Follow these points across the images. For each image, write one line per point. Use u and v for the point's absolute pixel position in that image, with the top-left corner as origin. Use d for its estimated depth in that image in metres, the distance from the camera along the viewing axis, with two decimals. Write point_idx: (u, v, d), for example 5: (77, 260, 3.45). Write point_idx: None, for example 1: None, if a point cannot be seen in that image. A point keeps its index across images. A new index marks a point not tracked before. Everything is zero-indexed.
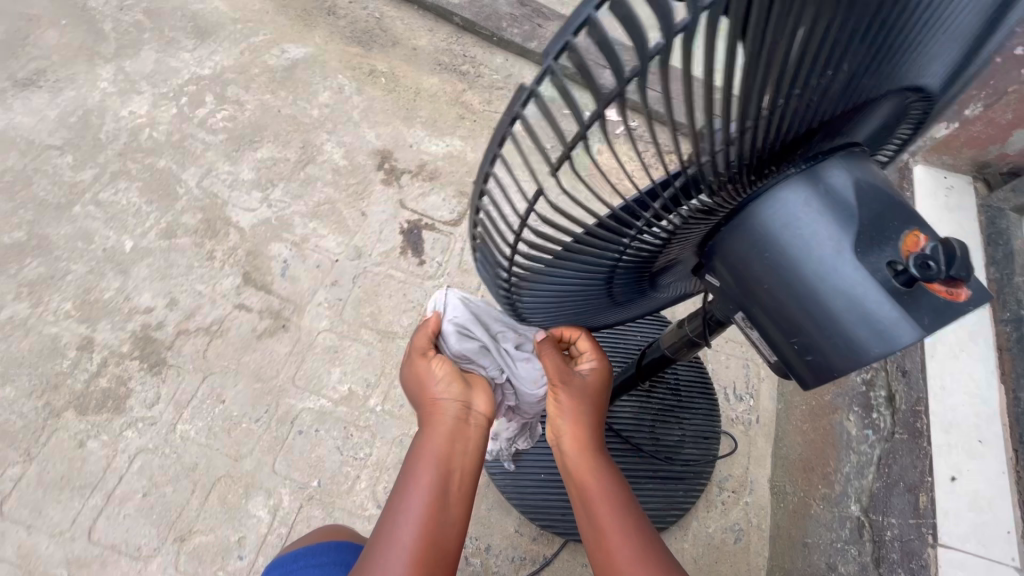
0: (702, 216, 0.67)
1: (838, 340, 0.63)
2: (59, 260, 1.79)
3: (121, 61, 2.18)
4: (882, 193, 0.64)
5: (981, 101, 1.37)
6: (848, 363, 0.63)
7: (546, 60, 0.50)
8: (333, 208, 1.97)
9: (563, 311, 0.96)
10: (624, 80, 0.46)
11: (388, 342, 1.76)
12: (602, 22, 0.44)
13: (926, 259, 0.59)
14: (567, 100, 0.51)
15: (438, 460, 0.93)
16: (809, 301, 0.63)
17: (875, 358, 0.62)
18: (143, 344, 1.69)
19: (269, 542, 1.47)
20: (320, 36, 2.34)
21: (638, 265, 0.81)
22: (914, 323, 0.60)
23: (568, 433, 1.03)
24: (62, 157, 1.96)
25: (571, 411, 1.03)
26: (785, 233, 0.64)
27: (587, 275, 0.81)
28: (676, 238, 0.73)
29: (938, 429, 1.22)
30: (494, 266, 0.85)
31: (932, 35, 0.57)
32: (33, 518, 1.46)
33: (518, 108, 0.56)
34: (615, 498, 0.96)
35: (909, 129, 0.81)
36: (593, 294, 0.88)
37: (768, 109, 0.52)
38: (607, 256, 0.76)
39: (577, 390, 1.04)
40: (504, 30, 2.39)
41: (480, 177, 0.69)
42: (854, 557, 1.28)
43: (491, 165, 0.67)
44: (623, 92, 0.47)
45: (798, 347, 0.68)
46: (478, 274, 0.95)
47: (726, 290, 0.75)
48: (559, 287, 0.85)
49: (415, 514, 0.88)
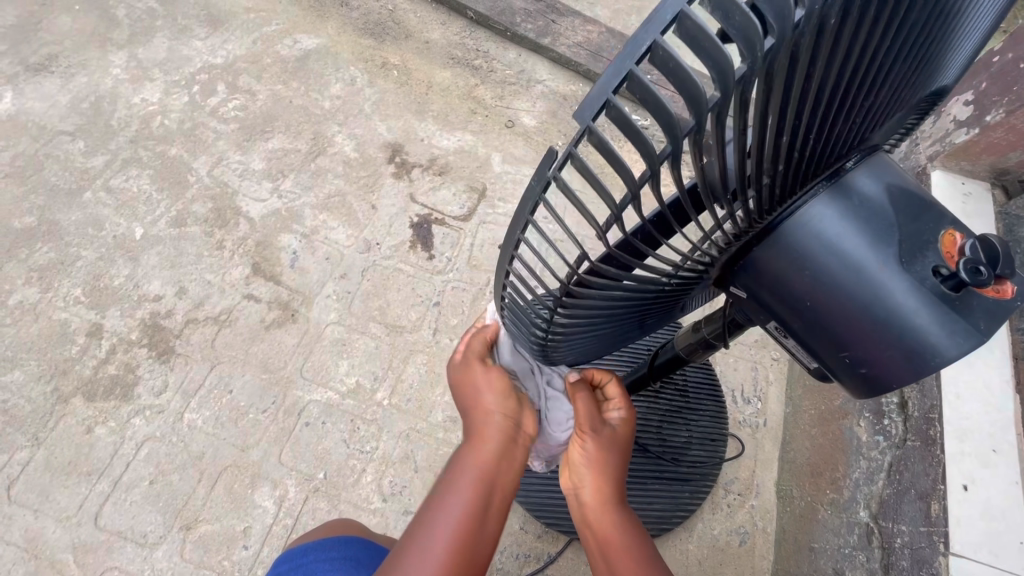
0: (736, 240, 0.64)
1: (896, 351, 0.62)
2: (69, 246, 1.79)
3: (133, 48, 2.17)
4: (913, 197, 0.63)
5: (1003, 107, 1.38)
6: (909, 372, 0.63)
7: (584, 122, 0.47)
8: (343, 200, 1.96)
9: (591, 346, 0.92)
10: (681, 137, 0.44)
11: (396, 336, 1.75)
12: (648, 78, 0.43)
13: (974, 264, 0.59)
14: (612, 162, 0.47)
15: (481, 476, 0.92)
16: (860, 317, 0.62)
17: (929, 371, 0.62)
18: (151, 332, 1.68)
19: (275, 532, 1.47)
20: (333, 27, 2.33)
21: (674, 293, 0.78)
22: (968, 326, 0.60)
23: (591, 483, 1.01)
24: (74, 143, 1.96)
25: (594, 460, 1.01)
26: (825, 251, 0.62)
27: (621, 312, 0.77)
28: (713, 264, 0.70)
29: (952, 437, 1.19)
30: (524, 310, 0.81)
31: (951, 36, 0.56)
32: (40, 503, 1.46)
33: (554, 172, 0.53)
34: (636, 555, 0.96)
35: (915, 123, 0.80)
36: (623, 322, 0.84)
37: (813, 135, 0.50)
38: (646, 291, 0.73)
39: (605, 441, 1.03)
40: (518, 25, 2.38)
41: (511, 241, 0.65)
42: (862, 563, 1.27)
43: (523, 230, 0.63)
44: (676, 152, 0.45)
45: (850, 360, 0.66)
46: (504, 323, 0.92)
47: (760, 306, 0.73)
48: (591, 326, 0.81)
49: (447, 526, 0.88)
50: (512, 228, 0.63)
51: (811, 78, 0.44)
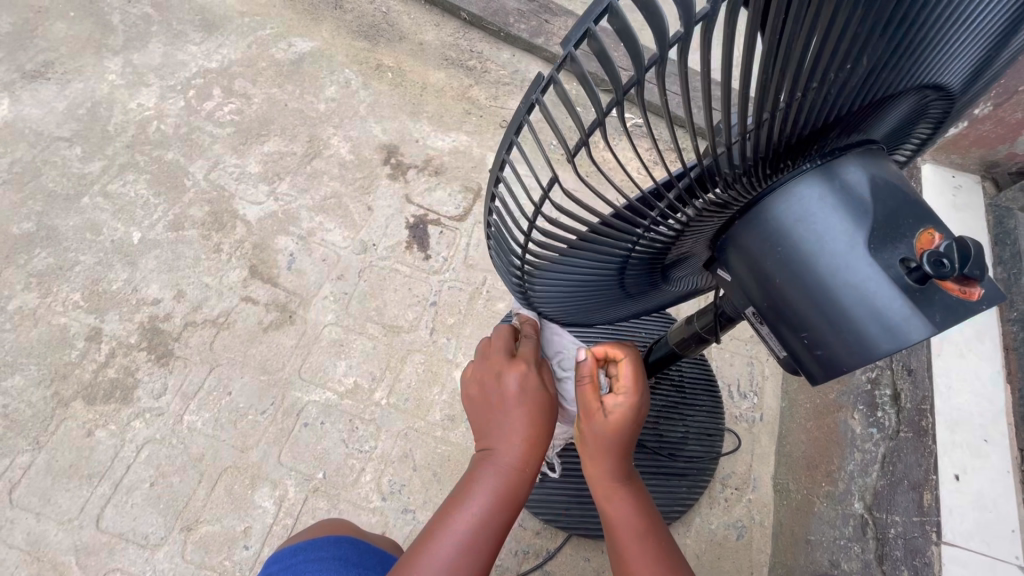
0: (715, 211, 0.68)
1: (848, 336, 0.64)
2: (67, 251, 1.80)
3: (129, 54, 2.19)
4: (898, 191, 0.64)
5: (989, 101, 1.36)
6: (856, 359, 0.65)
7: (567, 48, 0.53)
8: (339, 201, 1.97)
9: (575, 305, 0.96)
10: (644, 68, 0.48)
11: (393, 336, 1.76)
12: (622, 10, 0.46)
13: (938, 258, 0.59)
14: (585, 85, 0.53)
15: (501, 508, 0.90)
16: (821, 299, 0.65)
17: (884, 355, 0.63)
18: (150, 335, 1.70)
19: (275, 532, 1.48)
20: (327, 30, 2.35)
21: (651, 257, 0.81)
22: (925, 321, 0.61)
23: (594, 468, 0.99)
24: (71, 149, 1.97)
25: (595, 452, 0.97)
26: (798, 228, 0.65)
27: (599, 267, 0.81)
28: (688, 232, 0.73)
29: (944, 428, 1.20)
30: (509, 254, 0.86)
31: (954, 33, 0.57)
32: (42, 506, 1.47)
33: (537, 96, 0.58)
34: (643, 535, 0.96)
35: (930, 129, 0.80)
36: (604, 286, 0.87)
37: (786, 101, 0.53)
38: (620, 247, 0.76)
39: (603, 435, 0.95)
40: (511, 25, 2.39)
41: (496, 161, 0.70)
42: (856, 555, 1.29)
43: (508, 150, 0.67)
44: (639, 79, 0.49)
45: (807, 342, 0.69)
46: (492, 257, 0.95)
47: (737, 284, 0.76)
48: (569, 277, 0.85)
49: (462, 547, 0.87)
50: (498, 150, 0.69)
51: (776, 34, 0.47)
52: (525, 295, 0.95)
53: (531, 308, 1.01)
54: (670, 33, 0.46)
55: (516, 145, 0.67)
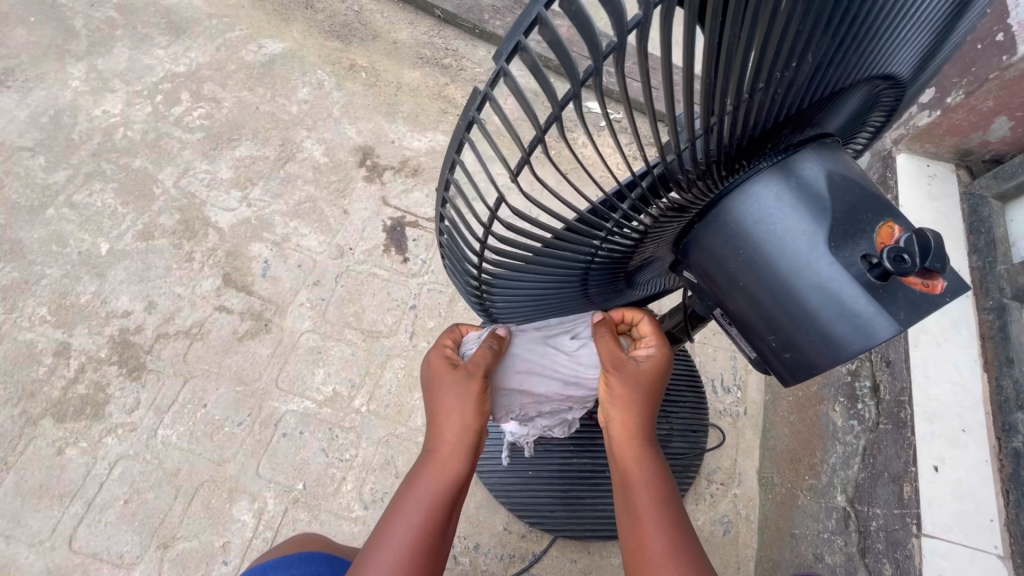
0: (675, 213, 0.67)
1: (815, 336, 0.63)
2: (33, 264, 1.75)
3: (93, 59, 2.13)
4: (855, 184, 0.63)
5: (962, 89, 1.37)
6: (826, 359, 0.63)
7: (498, 62, 0.52)
8: (314, 206, 1.93)
9: (540, 312, 0.94)
10: (579, 80, 0.48)
11: (372, 342, 1.73)
12: (552, 21, 0.46)
13: (900, 252, 0.58)
14: (521, 102, 0.53)
15: (442, 495, 0.90)
16: (785, 299, 0.63)
17: (854, 355, 0.62)
18: (121, 349, 1.65)
19: (254, 546, 1.46)
20: (298, 31, 2.30)
21: (613, 264, 0.80)
22: (891, 317, 0.60)
23: (617, 421, 0.95)
24: (34, 159, 1.91)
25: (623, 399, 0.96)
26: (757, 229, 0.63)
27: (561, 278, 0.80)
28: (648, 237, 0.72)
29: (921, 419, 1.20)
30: (464, 269, 0.85)
31: (901, 22, 0.56)
32: (11, 529, 1.43)
33: (475, 113, 0.59)
34: (662, 503, 0.89)
35: (882, 117, 0.79)
36: (570, 293, 0.86)
37: (734, 105, 0.52)
38: (580, 256, 0.75)
39: (636, 380, 0.96)
40: (486, 22, 2.36)
41: (442, 181, 0.71)
42: (840, 548, 1.29)
43: (452, 170, 0.68)
44: (576, 94, 0.50)
45: (776, 344, 0.68)
46: (448, 275, 0.93)
47: (703, 287, 0.75)
48: (531, 288, 0.83)
49: (408, 540, 0.85)
50: (442, 168, 0.69)
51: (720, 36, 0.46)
52: (487, 311, 0.94)
53: (495, 320, 1.00)
54: (603, 45, 0.46)
55: (459, 164, 0.67)
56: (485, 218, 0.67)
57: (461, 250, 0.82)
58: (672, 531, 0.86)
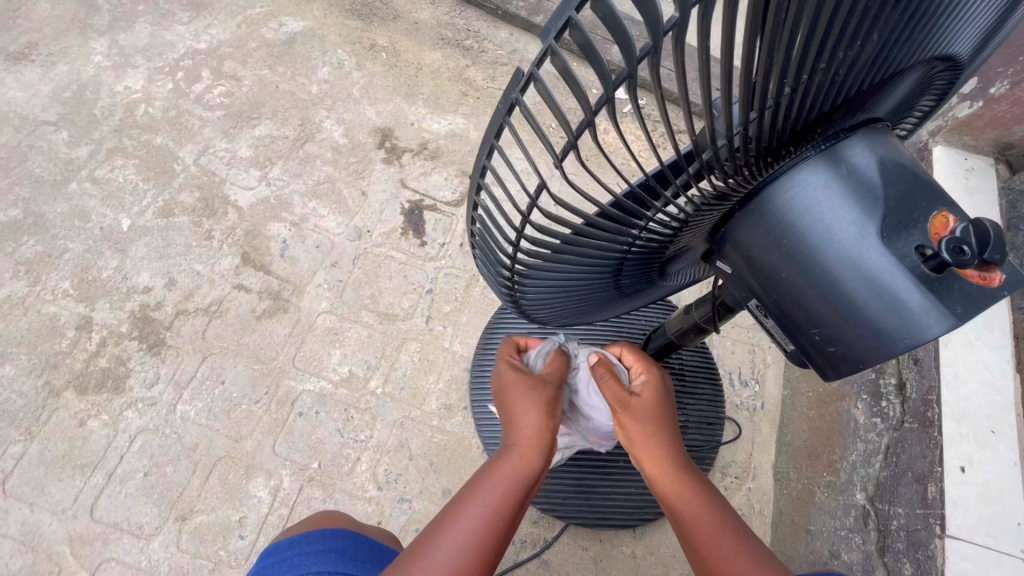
0: (716, 202, 0.65)
1: (863, 330, 0.61)
2: (56, 238, 1.76)
3: (115, 35, 2.12)
4: (907, 172, 0.60)
5: (1007, 79, 1.32)
6: (874, 354, 0.61)
7: (545, 39, 0.49)
8: (333, 186, 1.93)
9: (568, 304, 0.93)
10: (635, 60, 0.45)
11: (388, 324, 1.73)
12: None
13: (958, 243, 0.56)
14: (569, 83, 0.50)
15: (512, 486, 0.87)
16: (832, 293, 0.61)
17: (903, 350, 0.60)
18: (142, 324, 1.67)
19: (270, 522, 1.47)
20: (318, 10, 2.28)
21: (647, 254, 0.78)
22: (944, 311, 0.58)
23: (645, 458, 0.96)
24: (57, 134, 1.92)
25: (639, 434, 0.97)
26: (804, 220, 0.61)
27: (593, 268, 0.78)
28: (687, 226, 0.70)
29: (950, 419, 1.18)
30: (493, 260, 0.83)
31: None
32: (35, 496, 1.46)
33: (516, 94, 0.56)
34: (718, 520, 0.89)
35: (932, 100, 0.75)
36: (600, 285, 0.85)
37: (791, 86, 0.49)
38: (617, 246, 0.73)
39: (643, 414, 0.98)
40: (509, 3, 2.32)
41: (477, 168, 0.68)
42: (858, 546, 1.27)
43: (488, 156, 0.65)
44: (631, 75, 0.47)
45: (818, 339, 0.66)
46: (476, 265, 0.91)
47: (738, 277, 0.73)
48: (563, 279, 0.81)
49: (470, 533, 0.82)
50: (478, 155, 0.66)
51: (786, 9, 0.43)
52: (514, 301, 0.92)
53: (520, 314, 0.98)
54: (663, 21, 0.43)
55: (495, 150, 0.65)
56: (522, 208, 0.64)
57: (492, 239, 0.80)
58: (730, 540, 0.86)
